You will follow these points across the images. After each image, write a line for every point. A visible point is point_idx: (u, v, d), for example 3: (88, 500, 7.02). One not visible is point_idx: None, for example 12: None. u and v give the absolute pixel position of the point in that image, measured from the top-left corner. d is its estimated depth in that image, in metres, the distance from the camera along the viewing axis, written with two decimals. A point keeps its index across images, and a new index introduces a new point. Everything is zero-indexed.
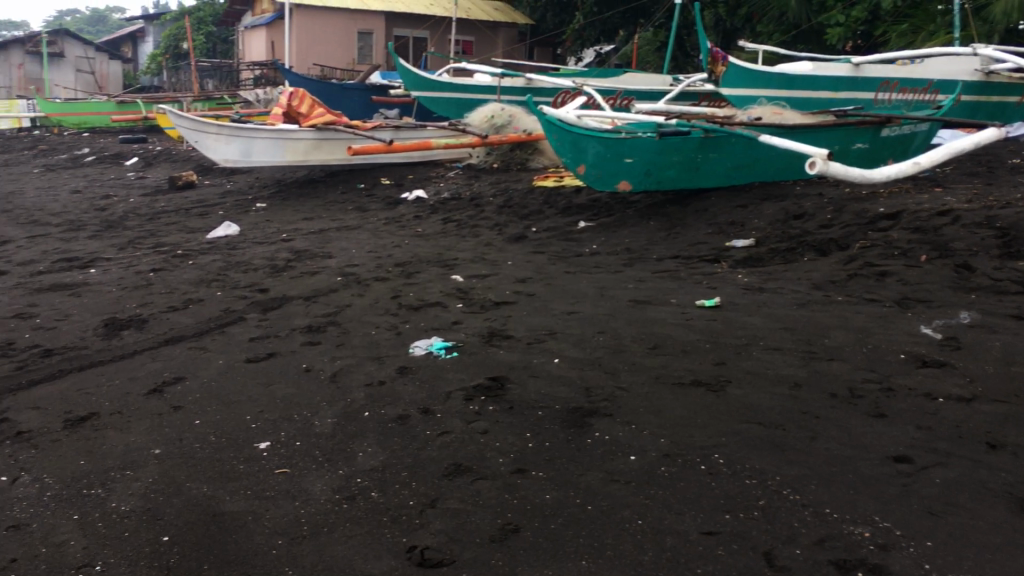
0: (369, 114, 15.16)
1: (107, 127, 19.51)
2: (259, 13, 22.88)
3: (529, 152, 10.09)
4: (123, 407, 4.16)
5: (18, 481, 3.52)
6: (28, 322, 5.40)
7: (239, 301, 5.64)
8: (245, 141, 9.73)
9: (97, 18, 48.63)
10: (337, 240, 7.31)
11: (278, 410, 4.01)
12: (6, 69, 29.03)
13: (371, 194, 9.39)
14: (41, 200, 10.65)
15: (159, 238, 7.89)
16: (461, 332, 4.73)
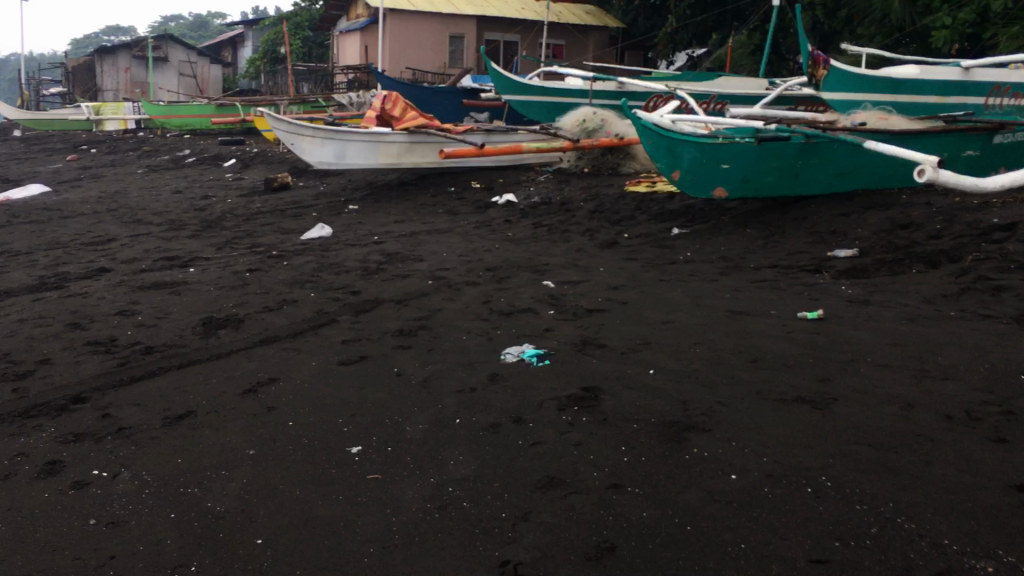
0: (460, 118, 15.24)
1: (207, 129, 20.08)
2: (354, 18, 23.27)
3: (621, 156, 9.96)
4: (219, 406, 4.21)
5: (119, 477, 3.59)
6: (130, 319, 5.54)
7: (331, 303, 5.67)
8: (339, 144, 9.84)
9: (199, 22, 50.27)
10: (428, 243, 7.32)
11: (369, 414, 4.00)
12: (114, 72, 30.19)
13: (462, 198, 9.40)
14: (145, 199, 11.00)
15: (255, 238, 8.04)
16: (553, 340, 4.66)
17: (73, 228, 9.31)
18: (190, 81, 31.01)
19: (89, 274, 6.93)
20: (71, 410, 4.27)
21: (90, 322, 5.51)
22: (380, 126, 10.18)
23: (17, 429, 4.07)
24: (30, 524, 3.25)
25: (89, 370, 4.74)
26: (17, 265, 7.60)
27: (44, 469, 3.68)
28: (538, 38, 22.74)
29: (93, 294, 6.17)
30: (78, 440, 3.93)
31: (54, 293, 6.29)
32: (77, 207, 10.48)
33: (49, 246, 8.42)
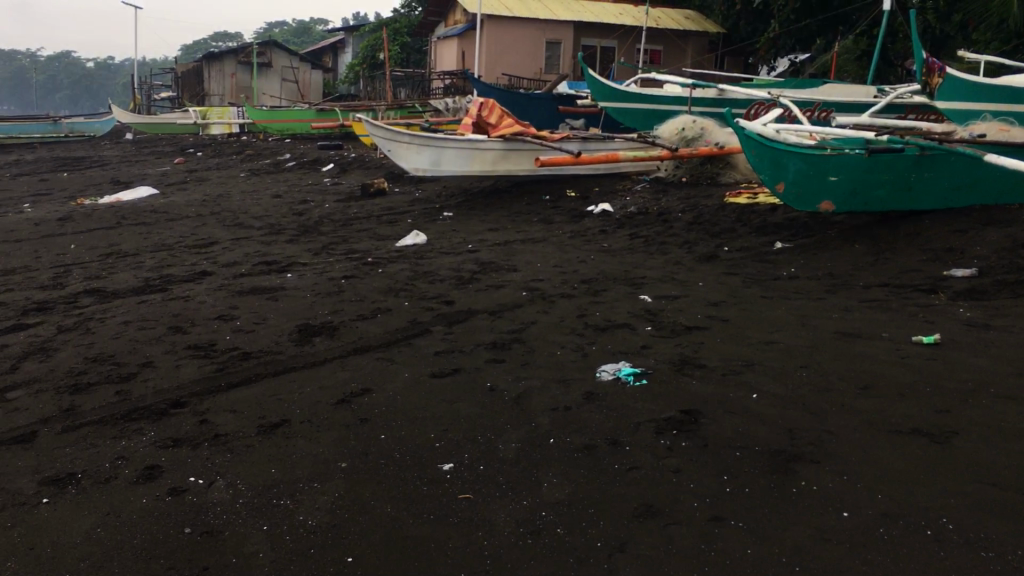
0: (556, 124, 15.14)
1: (307, 133, 20.49)
2: (452, 24, 23.45)
3: (721, 166, 9.71)
4: (312, 416, 4.22)
5: (214, 485, 3.61)
6: (230, 324, 5.62)
7: (425, 313, 5.65)
8: (435, 151, 9.91)
9: (301, 28, 51.47)
10: (522, 252, 7.25)
11: (461, 430, 3.94)
12: (221, 77, 31.09)
13: (557, 206, 9.30)
14: (246, 203, 11.25)
15: (352, 244, 8.11)
16: (651, 357, 4.52)
17: (177, 230, 9.56)
18: (292, 86, 31.72)
19: (191, 277, 7.08)
20: (171, 414, 4.34)
21: (190, 326, 5.61)
22: (477, 133, 10.14)
23: (119, 431, 4.16)
24: (129, 529, 3.29)
25: (188, 375, 4.81)
26: (124, 267, 7.83)
27: (143, 474, 3.73)
28: (635, 43, 22.49)
29: (194, 297, 6.29)
30: (176, 445, 3.98)
31: (157, 296, 6.44)
32: (182, 210, 10.77)
33: (155, 248, 8.66)
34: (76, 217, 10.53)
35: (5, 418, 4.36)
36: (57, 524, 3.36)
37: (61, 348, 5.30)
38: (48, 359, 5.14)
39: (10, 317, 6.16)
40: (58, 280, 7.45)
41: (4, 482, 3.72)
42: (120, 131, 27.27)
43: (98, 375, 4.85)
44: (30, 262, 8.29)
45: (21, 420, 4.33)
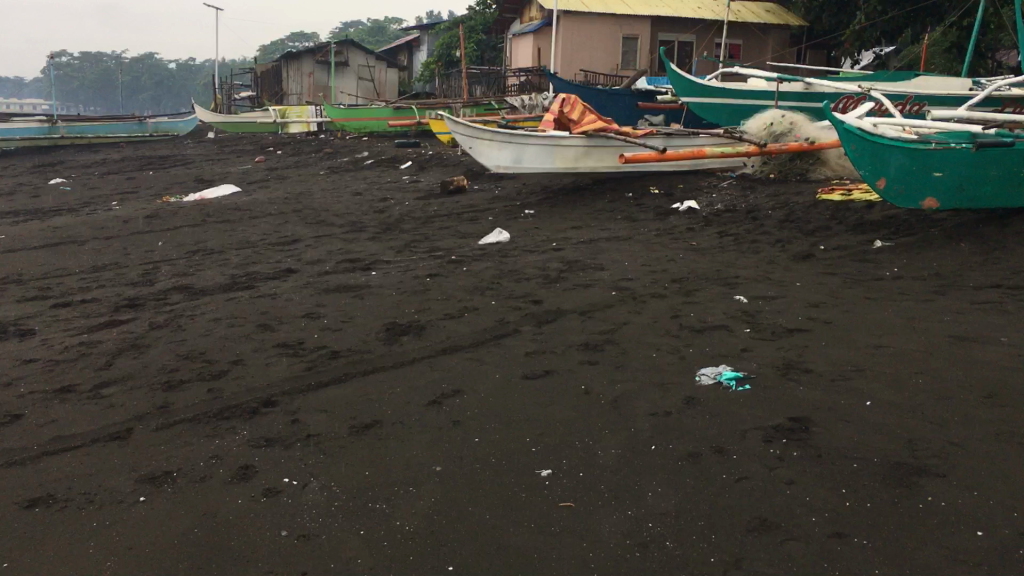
0: (635, 120, 14.91)
1: (384, 131, 20.56)
2: (528, 20, 23.33)
3: (811, 162, 9.40)
4: (405, 417, 4.14)
5: (308, 486, 3.55)
6: (317, 322, 5.60)
7: (512, 312, 5.53)
8: (516, 147, 9.80)
9: (376, 28, 51.75)
10: (608, 251, 7.09)
11: (559, 434, 3.81)
12: (299, 77, 31.54)
13: (641, 204, 9.11)
14: (328, 201, 11.29)
15: (434, 242, 8.05)
16: (753, 361, 4.33)
17: (261, 228, 9.64)
18: (368, 85, 32.03)
19: (276, 275, 7.10)
20: (262, 413, 4.30)
21: (279, 324, 5.61)
22: (558, 130, 10.04)
23: (212, 430, 4.14)
24: (225, 531, 3.25)
25: (278, 374, 4.78)
26: (211, 264, 7.90)
27: (238, 474, 3.70)
28: (714, 36, 22.09)
29: (281, 295, 6.30)
30: (269, 445, 3.95)
31: (244, 294, 6.46)
32: (265, 208, 10.87)
33: (240, 245, 8.73)
34: (163, 214, 10.69)
35: (101, 415, 4.38)
36: (156, 524, 3.34)
37: (153, 345, 5.33)
38: (141, 355, 5.17)
39: (103, 313, 6.25)
40: (147, 276, 7.55)
41: (102, 479, 3.72)
42: (202, 130, 27.88)
43: (190, 372, 4.86)
44: (121, 259, 8.44)
45: (116, 416, 4.35)
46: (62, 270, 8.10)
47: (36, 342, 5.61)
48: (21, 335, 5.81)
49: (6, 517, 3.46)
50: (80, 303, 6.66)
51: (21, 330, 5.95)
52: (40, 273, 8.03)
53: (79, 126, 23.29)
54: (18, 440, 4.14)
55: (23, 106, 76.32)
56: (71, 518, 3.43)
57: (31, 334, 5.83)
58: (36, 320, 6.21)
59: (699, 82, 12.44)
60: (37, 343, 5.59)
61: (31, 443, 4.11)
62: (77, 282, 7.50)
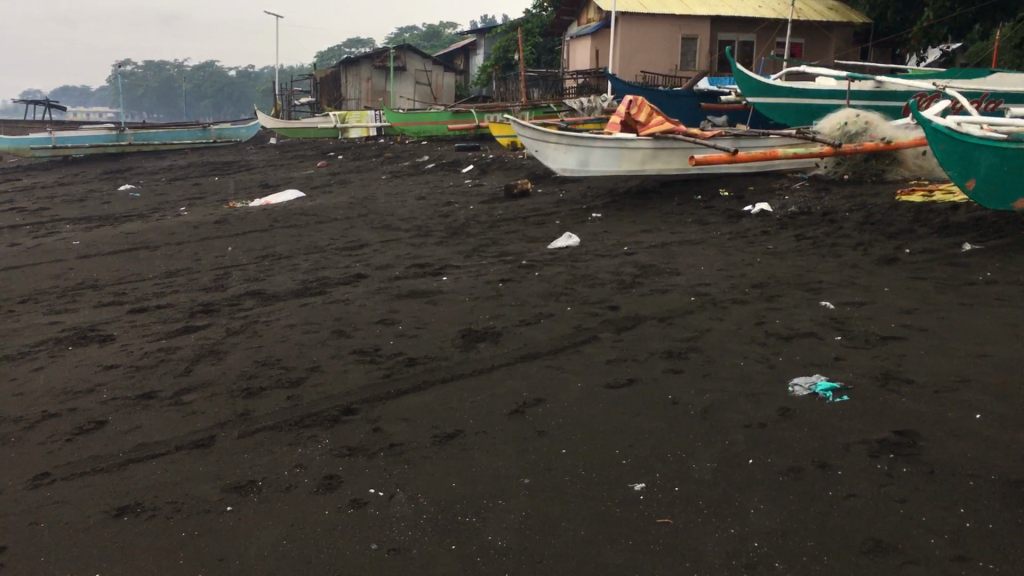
0: (698, 121, 14.69)
1: (444, 135, 20.42)
2: (586, 22, 23.21)
3: (887, 163, 9.12)
4: (488, 426, 4.06)
5: (395, 498, 3.49)
6: (392, 328, 5.55)
7: (590, 318, 5.42)
8: (583, 150, 9.73)
9: (431, 33, 51.92)
10: (682, 255, 6.94)
11: (649, 445, 3.70)
12: (357, 82, 31.79)
13: (710, 207, 8.92)
14: (392, 205, 11.30)
15: (503, 246, 7.98)
16: (848, 371, 4.17)
17: (328, 232, 9.67)
18: (425, 89, 32.18)
19: (347, 280, 7.09)
20: (343, 422, 4.25)
21: (354, 330, 5.57)
22: (626, 132, 9.92)
23: (294, 438, 4.10)
24: (314, 543, 3.20)
25: (356, 381, 4.73)
26: (281, 269, 7.93)
27: (323, 484, 3.65)
28: (775, 36, 21.73)
29: (354, 300, 6.27)
30: (352, 455, 3.89)
31: (317, 299, 6.45)
32: (330, 213, 10.91)
33: (308, 250, 8.76)
34: (231, 220, 10.78)
35: (184, 421, 4.38)
36: (244, 535, 3.30)
37: (231, 351, 5.33)
38: (219, 361, 5.17)
39: (179, 319, 6.28)
40: (219, 282, 7.60)
41: (189, 487, 3.71)
42: (264, 136, 28.25)
43: (269, 379, 4.84)
44: (192, 264, 8.52)
45: (199, 424, 4.34)
46: (137, 276, 8.20)
47: (117, 348, 5.66)
48: (101, 341, 5.86)
49: (96, 525, 3.45)
50: (156, 309, 6.72)
51: (100, 335, 6.02)
52: (114, 279, 8.15)
53: (146, 134, 23.73)
54: (103, 447, 4.15)
55: (89, 115, 78.21)
56: (159, 527, 3.41)
57: (110, 340, 5.88)
58: (113, 326, 6.27)
59: (767, 82, 12.20)
60: (117, 349, 5.64)
61: (116, 450, 4.11)
62: (150, 288, 7.58)
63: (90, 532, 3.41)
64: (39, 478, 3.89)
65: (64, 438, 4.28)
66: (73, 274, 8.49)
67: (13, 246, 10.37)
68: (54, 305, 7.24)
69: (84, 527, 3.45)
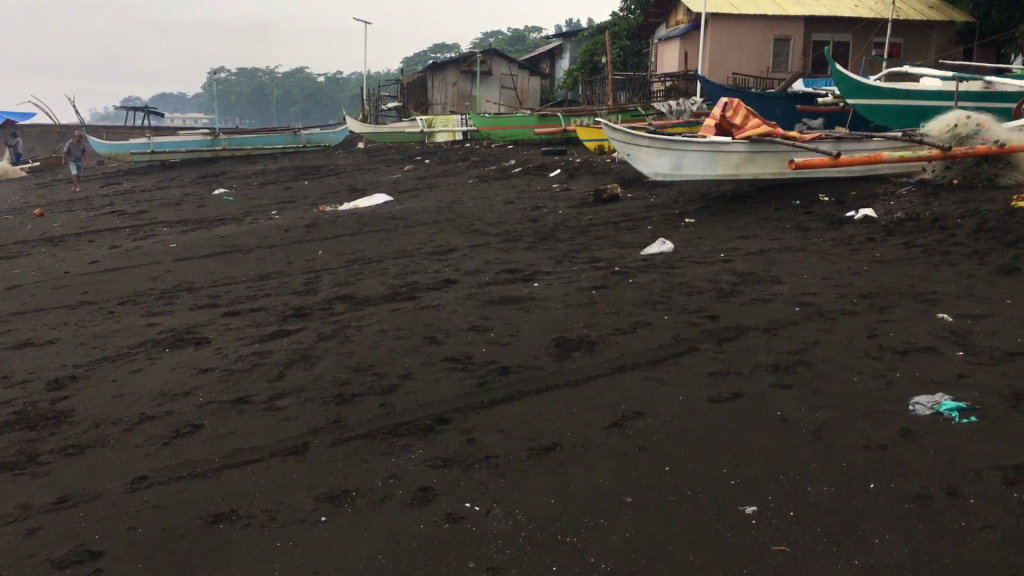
0: (792, 124, 14.24)
1: (529, 139, 20.47)
2: (674, 24, 22.85)
3: (1000, 166, 8.65)
4: (586, 440, 3.91)
5: (492, 513, 3.37)
6: (484, 335, 5.45)
7: (689, 328, 5.23)
8: (676, 154, 9.52)
9: (517, 37, 51.96)
10: (783, 263, 6.67)
11: (759, 466, 3.50)
12: (444, 87, 32.03)
13: (810, 212, 8.60)
14: (480, 209, 11.22)
15: (594, 252, 7.81)
16: (974, 391, 3.92)
17: (418, 237, 9.64)
18: (511, 93, 32.19)
19: (436, 285, 7.02)
20: (437, 431, 4.16)
21: (445, 337, 5.48)
22: (720, 135, 9.65)
23: (387, 447, 4.02)
24: (410, 559, 3.10)
25: (449, 390, 4.63)
26: (371, 273, 7.91)
27: (417, 497, 3.55)
28: (872, 36, 21.10)
29: (445, 306, 6.19)
30: (447, 466, 3.79)
31: (408, 304, 6.40)
32: (419, 217, 10.89)
33: (397, 254, 8.74)
34: (321, 224, 10.85)
35: (278, 427, 4.34)
36: (338, 547, 3.22)
37: (323, 356, 5.30)
38: (313, 366, 5.14)
39: (272, 323, 6.30)
40: (310, 285, 7.63)
41: (283, 495, 3.65)
42: (353, 140, 28.62)
43: (361, 386, 4.78)
44: (284, 268, 8.58)
45: (292, 429, 4.30)
46: (231, 278, 8.30)
47: (211, 351, 5.68)
48: (197, 344, 5.90)
49: (192, 532, 3.42)
50: (249, 312, 6.76)
51: (195, 338, 6.06)
52: (209, 281, 8.25)
53: (240, 139, 24.27)
54: (199, 451, 4.14)
55: (185, 120, 80.74)
56: (254, 536, 3.35)
57: (205, 343, 5.92)
58: (208, 329, 6.32)
59: (868, 83, 11.77)
60: (211, 352, 5.67)
61: (212, 455, 4.09)
62: (244, 291, 7.65)
63: (186, 538, 3.38)
64: (137, 482, 3.88)
65: (161, 441, 4.29)
66: (170, 276, 8.64)
67: (114, 248, 10.63)
68: (152, 306, 7.36)
69: (180, 534, 3.42)
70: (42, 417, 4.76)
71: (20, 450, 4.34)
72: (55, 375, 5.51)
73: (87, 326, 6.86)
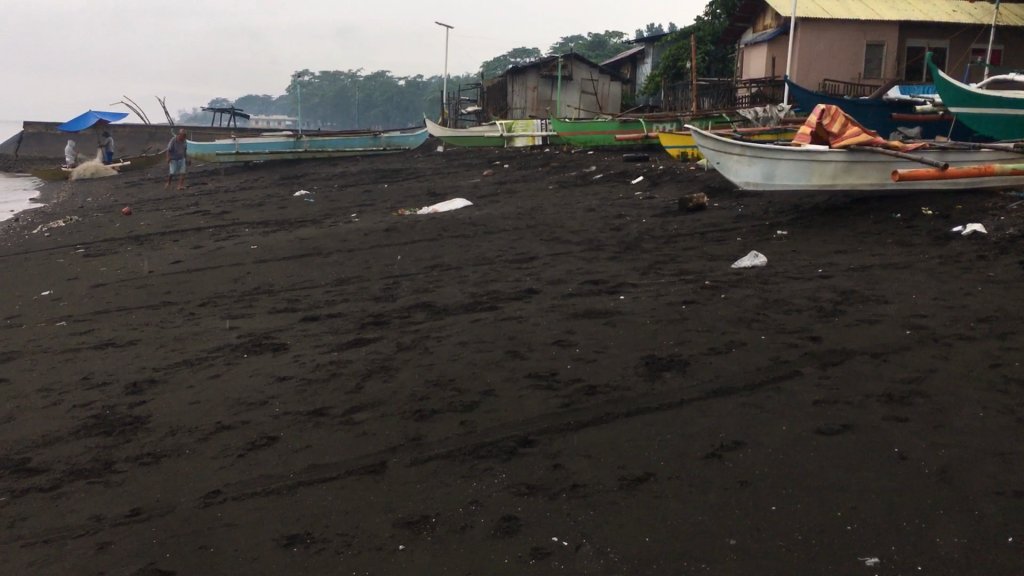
0: (887, 133, 13.67)
1: (609, 145, 20.02)
2: (762, 29, 22.26)
3: None
4: (682, 471, 3.63)
5: (583, 550, 3.13)
6: (569, 351, 5.20)
7: (789, 350, 4.89)
8: (768, 163, 9.16)
9: (597, 43, 51.51)
10: (889, 281, 6.28)
11: (878, 511, 3.19)
12: (524, 91, 31.91)
13: (912, 227, 8.13)
14: (561, 217, 10.98)
15: (682, 264, 7.49)
16: None
17: (498, 244, 9.44)
18: (591, 98, 31.77)
19: (518, 295, 6.79)
20: (521, 454, 3.93)
21: (529, 351, 5.25)
22: (816, 144, 9.23)
23: (468, 470, 3.81)
24: None
25: (533, 409, 4.40)
26: (450, 280, 7.73)
27: (501, 527, 3.32)
28: (971, 43, 20.32)
29: (528, 318, 5.96)
30: (532, 493, 3.55)
31: (489, 314, 6.20)
32: (499, 223, 10.70)
33: (477, 261, 8.55)
34: (401, 228, 10.74)
35: (355, 443, 4.16)
36: None
37: (402, 368, 5.12)
38: (391, 378, 4.97)
39: (350, 330, 6.16)
40: (388, 292, 7.48)
41: (359, 518, 3.46)
42: (432, 143, 28.65)
43: (441, 402, 4.57)
44: (363, 273, 8.47)
45: (370, 447, 4.11)
46: (310, 282, 8.22)
47: (290, 358, 5.56)
48: (275, 350, 5.79)
49: (265, 554, 3.25)
50: (328, 318, 6.65)
51: (274, 344, 5.96)
52: (288, 285, 8.18)
53: (321, 141, 24.49)
54: (274, 467, 3.99)
55: (268, 121, 82.54)
56: (330, 562, 3.17)
57: (284, 349, 5.81)
58: (286, 335, 6.20)
59: (974, 90, 11.20)
60: (290, 359, 5.54)
61: (287, 470, 3.93)
62: (322, 295, 7.54)
63: (259, 562, 3.21)
64: (211, 496, 3.75)
65: (237, 453, 4.15)
66: (250, 278, 8.61)
67: (196, 248, 10.70)
68: (231, 309, 7.31)
69: (252, 556, 3.25)
70: (119, 423, 4.68)
71: (96, 457, 4.26)
72: (133, 378, 5.45)
73: (169, 327, 6.83)
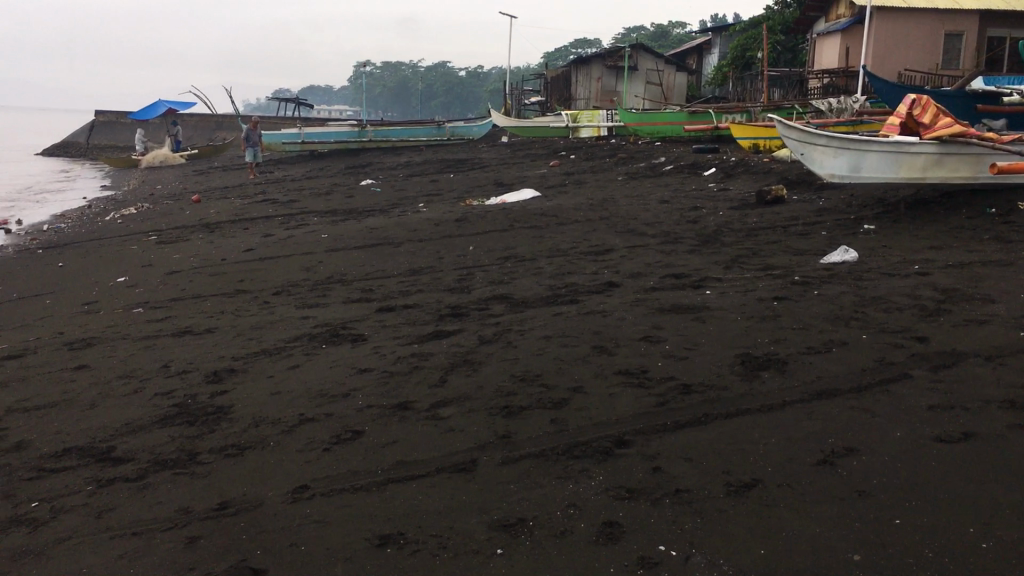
0: (970, 121, 13.10)
1: (677, 136, 19.67)
2: (835, 19, 21.67)
3: None
4: (793, 478, 3.43)
5: (693, 561, 2.94)
6: (659, 347, 5.00)
7: (895, 350, 4.64)
8: (854, 154, 8.85)
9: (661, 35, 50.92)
10: (992, 278, 5.96)
11: (1013, 527, 2.95)
12: (588, 81, 31.66)
13: (1009, 222, 7.76)
14: (635, 208, 10.73)
15: (766, 259, 7.22)
16: None
17: (571, 235, 9.25)
18: (656, 90, 31.37)
19: (598, 288, 6.61)
20: (617, 455, 3.75)
21: (616, 347, 5.07)
22: (905, 135, 8.87)
23: (563, 471, 3.65)
24: None
25: (626, 408, 4.22)
26: (526, 272, 7.57)
27: (603, 533, 3.15)
28: None
29: (612, 312, 5.78)
30: (633, 498, 3.37)
31: (571, 308, 6.03)
32: (571, 214, 10.50)
33: (551, 253, 8.38)
34: (471, 218, 10.60)
35: (443, 440, 4.03)
36: None
37: (486, 362, 4.97)
38: (475, 372, 4.82)
39: (429, 322, 6.03)
40: (463, 283, 7.34)
41: (451, 519, 3.32)
42: (495, 135, 28.54)
43: (529, 399, 4.41)
44: (435, 263, 8.35)
45: (459, 444, 3.98)
46: (383, 272, 8.13)
47: (370, 349, 5.46)
48: (353, 341, 5.69)
49: (359, 554, 3.13)
50: (404, 308, 6.54)
51: (352, 334, 5.86)
52: (361, 274, 8.09)
53: (385, 131, 24.51)
54: (362, 462, 3.87)
55: (331, 111, 83.32)
56: (424, 565, 3.04)
57: (362, 340, 5.70)
58: (365, 325, 6.11)
59: None
60: (370, 350, 5.44)
61: (375, 466, 3.82)
62: (396, 286, 7.43)
63: (352, 562, 3.09)
64: (299, 491, 3.65)
65: (322, 447, 4.04)
66: (323, 267, 8.55)
67: (266, 236, 10.68)
68: (306, 298, 7.25)
69: (345, 555, 3.13)
70: (202, 412, 4.62)
71: (181, 447, 4.19)
72: (214, 367, 5.39)
73: (244, 316, 6.79)
